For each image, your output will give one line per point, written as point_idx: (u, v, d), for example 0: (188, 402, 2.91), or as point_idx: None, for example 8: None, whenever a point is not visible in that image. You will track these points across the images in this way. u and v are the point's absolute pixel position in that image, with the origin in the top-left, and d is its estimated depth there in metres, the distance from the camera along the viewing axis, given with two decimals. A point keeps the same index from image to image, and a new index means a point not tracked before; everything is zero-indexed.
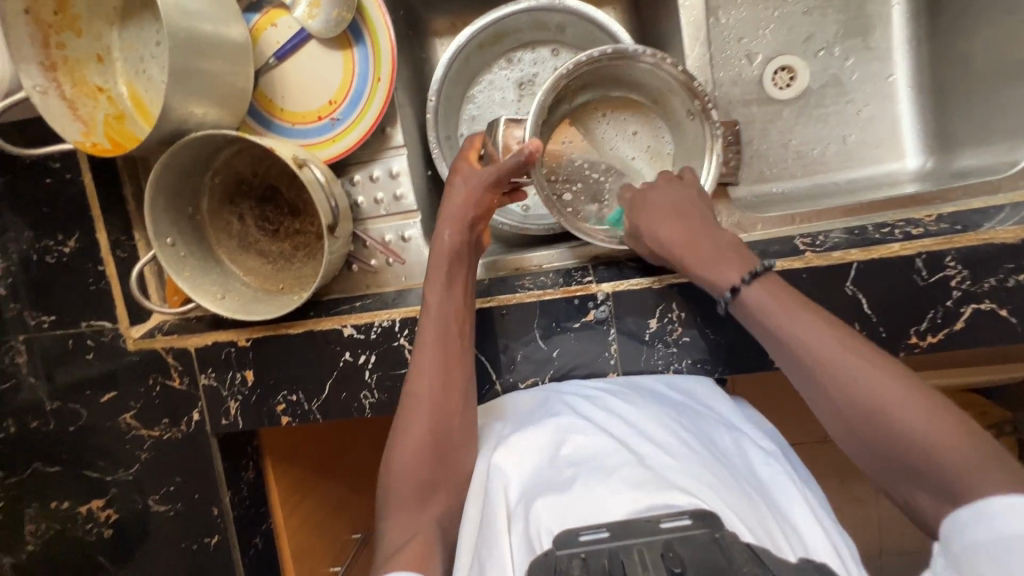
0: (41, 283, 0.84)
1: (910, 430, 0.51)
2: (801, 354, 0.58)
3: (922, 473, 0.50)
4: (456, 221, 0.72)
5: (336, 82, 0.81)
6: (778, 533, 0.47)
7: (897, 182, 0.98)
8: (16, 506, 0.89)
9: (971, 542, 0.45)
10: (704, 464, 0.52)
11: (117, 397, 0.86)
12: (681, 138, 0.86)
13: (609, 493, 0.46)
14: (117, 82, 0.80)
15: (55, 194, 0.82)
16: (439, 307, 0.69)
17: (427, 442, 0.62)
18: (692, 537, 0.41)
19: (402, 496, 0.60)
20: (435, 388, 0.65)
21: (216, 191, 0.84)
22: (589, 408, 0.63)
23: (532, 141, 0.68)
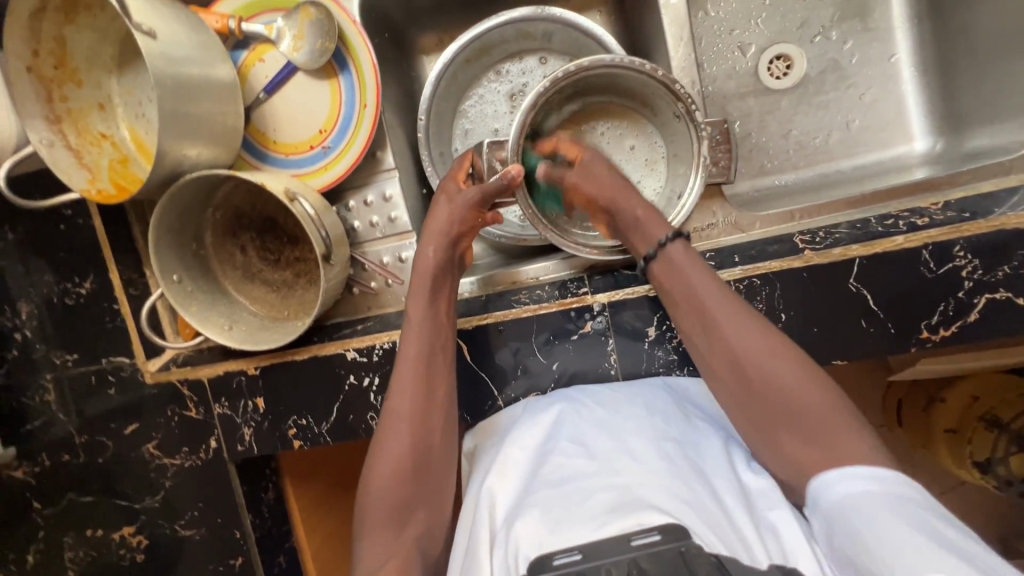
0: (63, 323, 0.89)
1: (782, 381, 0.56)
2: (702, 314, 0.62)
3: (789, 420, 0.55)
4: (439, 240, 0.74)
5: (325, 111, 0.83)
6: (754, 541, 0.47)
7: (906, 166, 0.95)
8: (54, 535, 0.93)
9: (836, 500, 0.49)
10: (685, 478, 0.53)
11: (140, 428, 0.90)
12: (671, 139, 0.85)
13: (585, 522, 0.48)
14: (119, 127, 0.82)
15: (70, 238, 0.86)
16: (422, 323, 0.70)
17: (408, 459, 0.63)
18: (659, 555, 0.43)
19: (380, 517, 0.61)
20: (415, 402, 0.66)
21: (218, 225, 0.86)
22: (570, 421, 0.64)
23: (514, 166, 0.71)
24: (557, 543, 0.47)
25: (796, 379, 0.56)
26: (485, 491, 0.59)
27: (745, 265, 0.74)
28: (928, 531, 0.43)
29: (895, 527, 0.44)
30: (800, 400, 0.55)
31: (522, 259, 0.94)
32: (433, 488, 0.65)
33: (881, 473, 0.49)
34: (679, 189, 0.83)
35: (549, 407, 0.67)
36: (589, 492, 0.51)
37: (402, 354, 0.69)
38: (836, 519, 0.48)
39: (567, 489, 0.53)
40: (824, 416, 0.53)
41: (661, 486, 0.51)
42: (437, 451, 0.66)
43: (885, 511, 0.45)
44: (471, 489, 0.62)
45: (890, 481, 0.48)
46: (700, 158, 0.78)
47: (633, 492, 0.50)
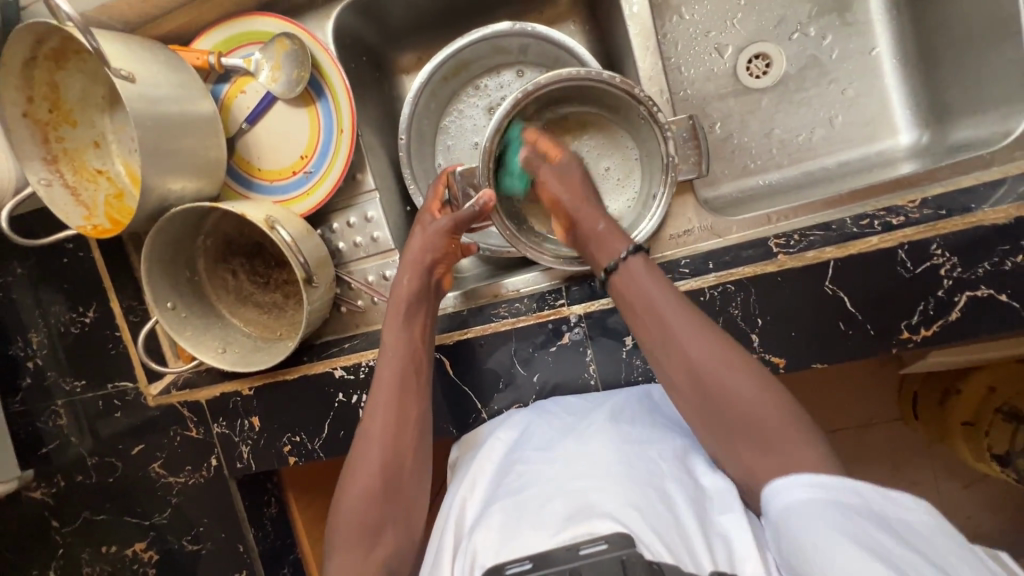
0: (71, 351, 0.93)
1: (738, 393, 0.58)
2: (658, 326, 0.63)
3: (744, 430, 0.57)
4: (414, 268, 0.77)
5: (305, 137, 0.86)
6: (699, 546, 0.51)
7: (892, 161, 0.93)
8: (72, 552, 0.98)
9: (782, 507, 0.51)
10: (641, 482, 0.56)
11: (145, 448, 0.94)
12: (642, 142, 0.86)
13: (535, 531, 0.52)
14: (115, 162, 0.85)
15: (75, 270, 0.91)
16: (396, 347, 0.73)
17: (378, 478, 0.66)
18: (601, 562, 0.46)
19: (350, 534, 0.63)
20: (388, 421, 0.69)
21: (209, 251, 0.90)
22: (535, 441, 0.68)
23: (485, 192, 0.75)
24: (510, 553, 0.51)
25: (751, 391, 0.58)
26: (451, 508, 0.64)
27: (719, 271, 0.75)
28: (863, 540, 0.44)
29: (832, 534, 0.45)
30: (755, 412, 0.57)
31: (508, 270, 0.93)
32: (405, 507, 0.66)
33: (827, 480, 0.50)
34: (654, 190, 0.84)
35: (507, 424, 0.74)
36: (540, 501, 0.56)
37: (379, 377, 0.72)
38: (782, 525, 0.50)
39: (519, 497, 0.58)
40: (776, 426, 0.56)
41: (615, 493, 0.54)
42: (407, 473, 0.68)
43: (826, 517, 0.47)
44: (443, 505, 0.67)
45: (836, 488, 0.50)
46: (667, 157, 0.78)
47: (588, 500, 0.54)
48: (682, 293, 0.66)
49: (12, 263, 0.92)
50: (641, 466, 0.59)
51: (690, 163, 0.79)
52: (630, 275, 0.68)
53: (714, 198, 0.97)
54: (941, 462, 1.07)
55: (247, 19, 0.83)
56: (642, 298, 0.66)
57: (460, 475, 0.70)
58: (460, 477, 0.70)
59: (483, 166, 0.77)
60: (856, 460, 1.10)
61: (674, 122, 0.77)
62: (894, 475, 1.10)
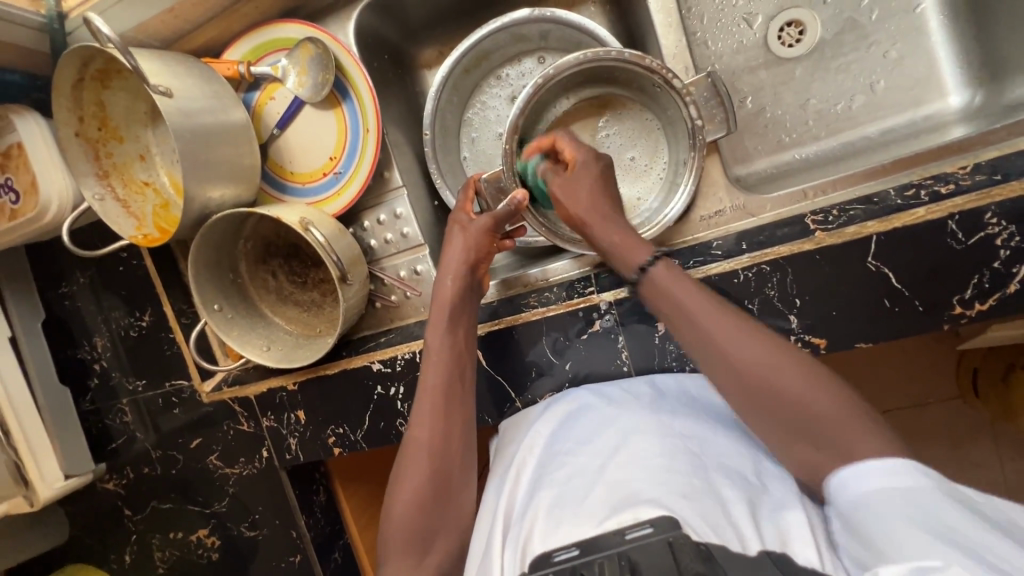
0: (131, 354, 1.00)
1: (796, 394, 0.53)
2: (701, 331, 0.58)
3: (809, 429, 0.52)
4: (456, 270, 0.76)
5: (333, 140, 0.89)
6: (748, 528, 0.49)
7: (942, 125, 0.88)
8: (145, 537, 1.06)
9: (847, 497, 0.48)
10: (686, 471, 0.55)
11: (202, 441, 1.00)
12: (664, 110, 0.84)
13: (583, 519, 0.52)
14: (159, 174, 0.89)
15: (131, 277, 0.97)
16: (441, 353, 0.73)
17: (427, 486, 0.65)
18: (649, 544, 0.45)
19: (403, 541, 0.62)
20: (435, 431, 0.68)
21: (250, 255, 0.94)
22: (574, 432, 0.68)
23: (518, 191, 0.75)
24: (557, 539, 0.51)
25: (804, 384, 0.53)
26: (501, 495, 0.64)
27: (753, 251, 0.73)
28: (938, 527, 0.42)
29: (908, 525, 0.43)
30: (816, 407, 0.52)
31: (538, 259, 0.93)
32: (452, 515, 0.65)
33: (899, 466, 0.47)
34: (683, 158, 0.82)
35: (548, 417, 0.74)
36: (585, 491, 0.56)
37: (423, 385, 0.72)
38: (852, 514, 0.47)
39: (566, 488, 0.58)
40: (840, 417, 0.51)
41: (660, 482, 0.53)
42: (454, 479, 0.67)
43: (898, 505, 0.44)
44: (485, 499, 0.67)
45: (905, 473, 0.46)
46: (691, 120, 0.76)
47: (632, 490, 0.53)
48: (718, 296, 0.61)
49: (76, 273, 0.99)
50: (687, 458, 0.58)
51: (716, 122, 0.76)
52: (658, 286, 0.63)
53: (746, 174, 0.94)
54: (1006, 443, 1.00)
55: (273, 26, 0.86)
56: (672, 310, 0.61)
57: (507, 464, 0.70)
58: (507, 465, 0.70)
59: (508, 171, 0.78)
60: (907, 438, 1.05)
61: (691, 84, 0.75)
62: (953, 454, 1.03)
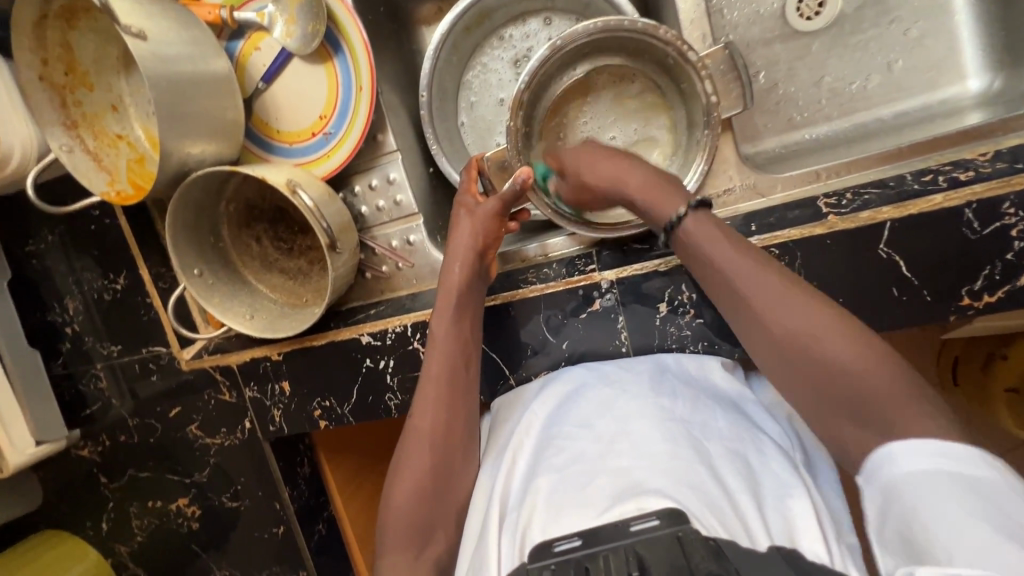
0: (105, 318, 0.95)
1: (835, 357, 0.49)
2: (731, 290, 0.57)
3: (850, 401, 0.48)
4: (465, 257, 0.73)
5: (323, 97, 0.83)
6: (754, 522, 0.48)
7: (957, 109, 0.85)
8: (122, 505, 1.03)
9: (893, 477, 0.43)
10: (687, 456, 0.54)
11: (182, 410, 0.97)
12: (677, 84, 0.79)
13: (585, 508, 0.50)
14: (133, 127, 0.83)
15: (104, 237, 0.92)
16: (445, 340, 0.70)
17: (429, 474, 0.63)
18: (657, 538, 0.44)
19: (401, 533, 0.60)
20: (437, 417, 0.66)
21: (233, 217, 0.89)
22: (572, 414, 0.66)
23: (523, 169, 0.70)
24: (558, 529, 0.50)
25: (851, 354, 0.49)
26: (498, 478, 0.63)
27: (762, 233, 0.70)
28: (1000, 525, 0.37)
29: (969, 520, 0.38)
30: (858, 377, 0.48)
31: (536, 233, 0.90)
32: (453, 499, 0.63)
33: (953, 446, 0.42)
34: (694, 134, 0.78)
35: (545, 398, 0.72)
36: (586, 477, 0.54)
37: (426, 373, 0.69)
38: (897, 497, 0.42)
39: (566, 474, 0.56)
40: (892, 394, 0.46)
41: (664, 469, 0.52)
42: (456, 465, 0.65)
43: (955, 498, 0.39)
44: (482, 480, 0.65)
45: (963, 458, 0.41)
46: (705, 97, 0.71)
47: (635, 478, 0.52)
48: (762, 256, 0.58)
49: (43, 230, 0.93)
50: (686, 440, 0.56)
51: (732, 98, 0.72)
52: (691, 238, 0.62)
53: (755, 153, 0.91)
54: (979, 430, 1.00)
55: None
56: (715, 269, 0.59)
57: (501, 445, 0.68)
58: (502, 446, 0.68)
59: (513, 148, 0.74)
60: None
61: (708, 56, 0.71)
62: None
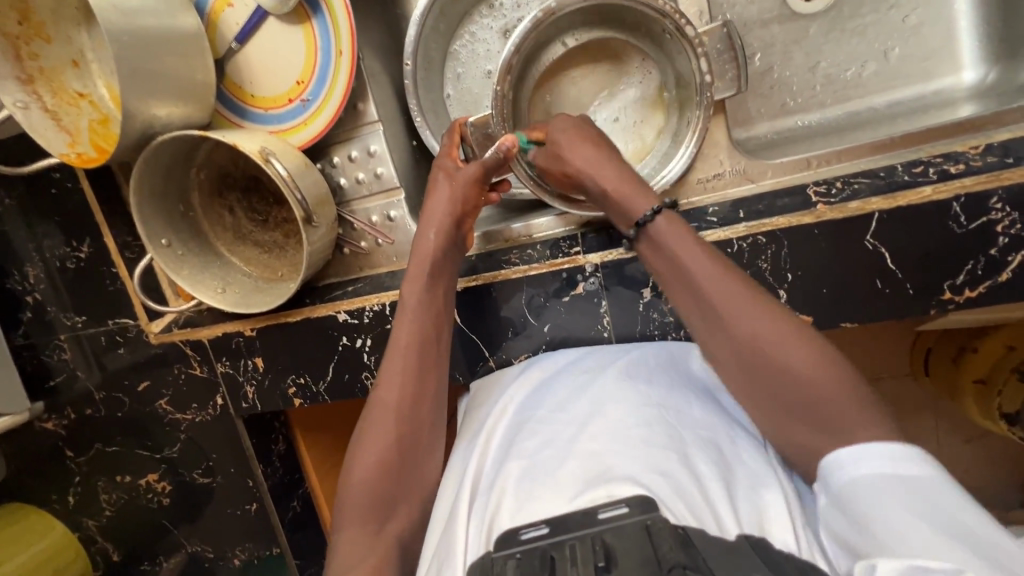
0: (68, 287, 0.91)
1: (790, 363, 0.51)
2: (697, 294, 0.57)
3: (803, 406, 0.50)
4: (440, 222, 0.70)
5: (301, 60, 0.78)
6: (722, 509, 0.48)
7: (951, 101, 0.84)
8: (90, 480, 1.00)
9: (844, 482, 0.46)
10: (661, 443, 0.54)
11: (151, 384, 0.94)
12: (672, 62, 0.76)
13: (554, 494, 0.50)
14: (96, 84, 0.77)
15: (66, 202, 0.87)
16: (416, 310, 0.68)
17: (395, 450, 0.61)
18: (624, 526, 0.44)
19: (363, 506, 0.58)
20: (405, 388, 0.64)
21: (204, 185, 0.85)
22: (547, 399, 0.65)
23: (508, 136, 0.67)
24: (526, 516, 0.49)
25: (807, 361, 0.50)
26: (469, 461, 0.62)
27: (750, 221, 0.69)
28: (942, 522, 0.40)
29: (914, 521, 0.40)
30: (812, 384, 0.50)
31: (521, 212, 0.88)
32: (418, 476, 0.62)
33: (894, 449, 0.45)
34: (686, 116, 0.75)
35: (522, 381, 0.71)
36: (557, 462, 0.54)
37: (395, 339, 0.67)
38: (847, 502, 0.45)
39: (536, 459, 0.55)
40: (837, 401, 0.49)
41: (635, 456, 0.52)
42: (423, 441, 0.63)
43: (896, 499, 0.42)
44: (454, 464, 0.64)
45: (905, 461, 0.45)
46: (700, 76, 0.69)
47: (606, 465, 0.51)
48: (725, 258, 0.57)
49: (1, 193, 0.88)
50: (661, 427, 0.56)
51: (727, 80, 0.70)
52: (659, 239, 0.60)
53: (747, 138, 0.89)
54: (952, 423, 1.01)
55: None
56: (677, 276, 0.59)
57: (475, 429, 0.67)
58: (476, 429, 0.67)
59: (496, 114, 0.71)
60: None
61: (704, 33, 0.68)
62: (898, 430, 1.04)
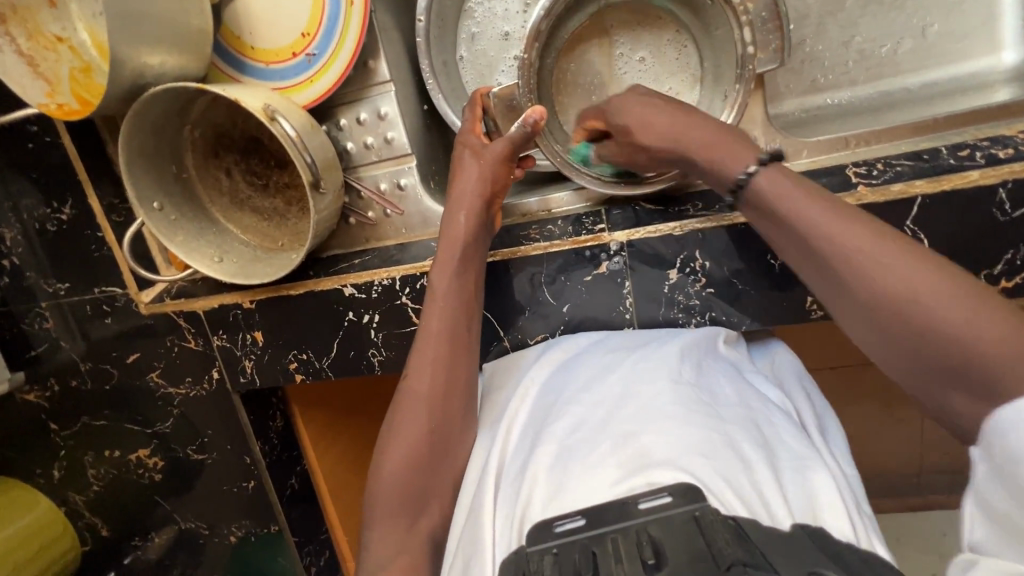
0: (49, 251, 0.84)
1: (928, 312, 0.41)
2: (808, 244, 0.49)
3: (949, 364, 0.40)
4: (470, 205, 0.66)
5: (306, 10, 0.72)
6: (772, 494, 0.46)
7: (988, 83, 0.81)
8: (76, 454, 0.96)
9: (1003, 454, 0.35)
10: (700, 423, 0.51)
11: (141, 357, 0.89)
12: (707, 30, 0.71)
13: (590, 480, 0.47)
14: (76, 27, 0.68)
15: (45, 159, 0.80)
16: (446, 295, 0.64)
17: (425, 443, 0.58)
18: (670, 517, 0.41)
19: (392, 504, 0.55)
20: (435, 381, 0.61)
21: (199, 146, 0.79)
22: (575, 380, 0.62)
23: (535, 108, 0.63)
24: (560, 505, 0.47)
25: (949, 308, 0.40)
26: (495, 444, 0.59)
27: None
28: None
29: None
30: (960, 332, 0.39)
31: (538, 186, 0.83)
32: (446, 464, 0.59)
33: None
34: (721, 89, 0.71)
35: (543, 362, 0.68)
36: (591, 447, 0.51)
37: (423, 330, 0.64)
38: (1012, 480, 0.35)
39: (569, 443, 0.53)
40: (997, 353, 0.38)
41: (675, 438, 0.49)
42: (451, 425, 0.61)
43: None
44: (479, 446, 0.61)
45: None
46: (742, 46, 0.64)
47: (644, 448, 0.49)
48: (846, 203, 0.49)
49: None
50: (698, 407, 0.53)
51: (770, 52, 0.64)
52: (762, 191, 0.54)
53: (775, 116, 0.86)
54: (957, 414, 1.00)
55: None
56: (793, 218, 0.50)
57: (497, 411, 0.65)
58: (499, 412, 0.64)
59: (523, 85, 0.65)
60: (849, 395, 1.02)
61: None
62: None
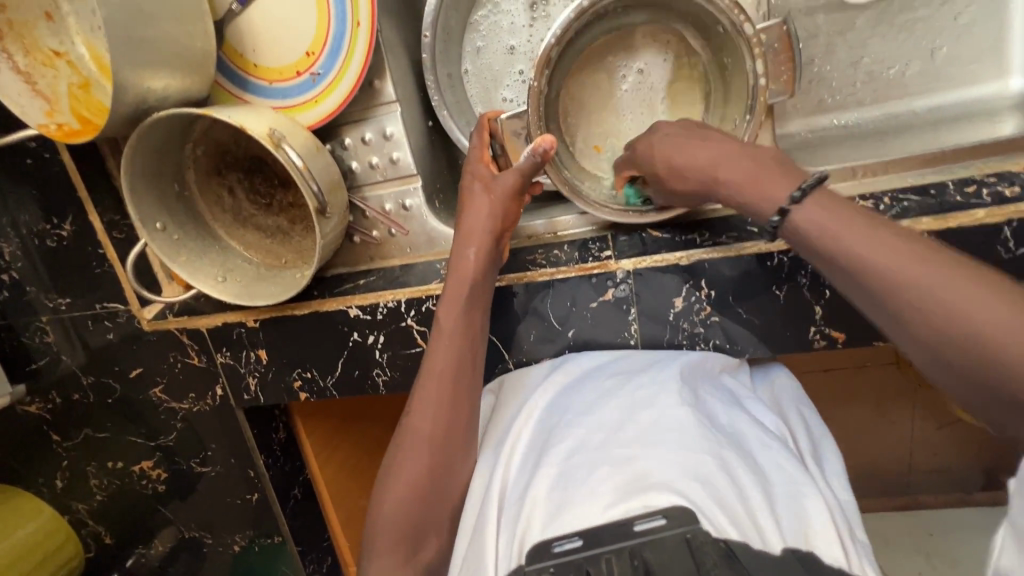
0: (49, 266, 0.84)
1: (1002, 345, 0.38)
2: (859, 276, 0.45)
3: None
4: (480, 240, 0.65)
5: (310, 29, 0.70)
6: (766, 521, 0.46)
7: (995, 108, 0.81)
8: (79, 464, 0.96)
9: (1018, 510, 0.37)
10: (696, 447, 0.52)
11: (143, 372, 0.88)
12: (718, 55, 0.70)
13: (588, 500, 0.48)
14: (74, 41, 0.66)
15: (44, 174, 0.79)
16: (454, 333, 0.64)
17: (427, 478, 0.59)
18: (663, 539, 0.42)
19: (393, 535, 0.56)
20: (438, 419, 0.61)
21: (201, 163, 0.78)
22: (576, 403, 0.63)
23: (544, 136, 0.62)
24: (559, 526, 0.48)
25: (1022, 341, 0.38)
26: (497, 468, 0.60)
27: None
28: None
29: None
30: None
31: (543, 207, 0.83)
32: (446, 489, 0.60)
33: None
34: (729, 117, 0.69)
35: (547, 384, 0.69)
36: (590, 468, 0.52)
37: (429, 366, 0.64)
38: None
39: (569, 464, 0.54)
40: None
41: (672, 463, 0.50)
42: (451, 446, 0.61)
43: None
44: (480, 468, 0.62)
45: None
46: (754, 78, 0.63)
47: (642, 471, 0.50)
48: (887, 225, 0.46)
49: None
50: (695, 431, 0.54)
51: (782, 82, 0.64)
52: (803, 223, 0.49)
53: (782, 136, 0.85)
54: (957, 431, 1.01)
55: None
56: (834, 254, 0.47)
57: (500, 432, 0.65)
58: (501, 433, 0.65)
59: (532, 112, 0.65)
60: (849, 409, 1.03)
61: (763, 30, 0.62)
62: None
